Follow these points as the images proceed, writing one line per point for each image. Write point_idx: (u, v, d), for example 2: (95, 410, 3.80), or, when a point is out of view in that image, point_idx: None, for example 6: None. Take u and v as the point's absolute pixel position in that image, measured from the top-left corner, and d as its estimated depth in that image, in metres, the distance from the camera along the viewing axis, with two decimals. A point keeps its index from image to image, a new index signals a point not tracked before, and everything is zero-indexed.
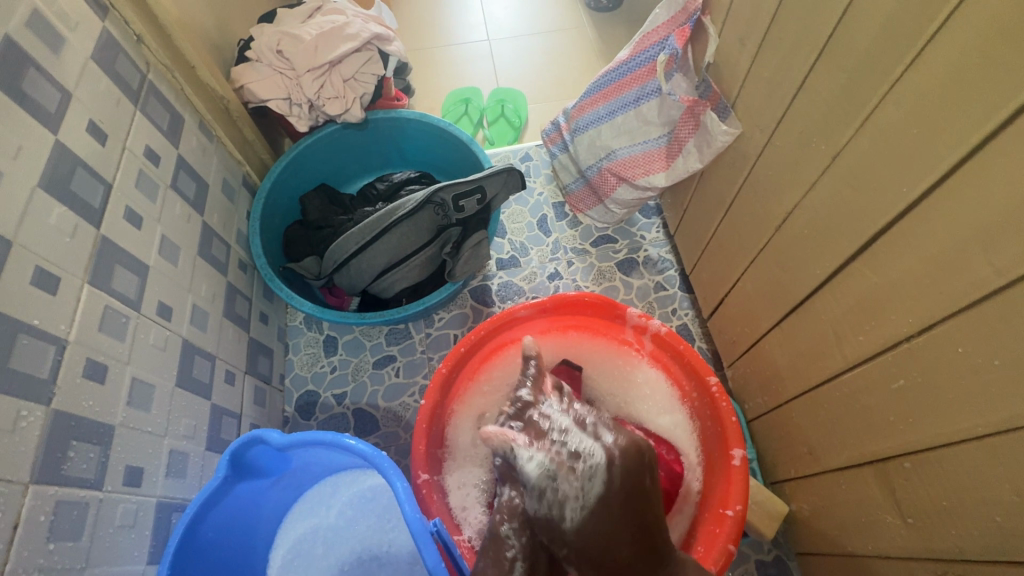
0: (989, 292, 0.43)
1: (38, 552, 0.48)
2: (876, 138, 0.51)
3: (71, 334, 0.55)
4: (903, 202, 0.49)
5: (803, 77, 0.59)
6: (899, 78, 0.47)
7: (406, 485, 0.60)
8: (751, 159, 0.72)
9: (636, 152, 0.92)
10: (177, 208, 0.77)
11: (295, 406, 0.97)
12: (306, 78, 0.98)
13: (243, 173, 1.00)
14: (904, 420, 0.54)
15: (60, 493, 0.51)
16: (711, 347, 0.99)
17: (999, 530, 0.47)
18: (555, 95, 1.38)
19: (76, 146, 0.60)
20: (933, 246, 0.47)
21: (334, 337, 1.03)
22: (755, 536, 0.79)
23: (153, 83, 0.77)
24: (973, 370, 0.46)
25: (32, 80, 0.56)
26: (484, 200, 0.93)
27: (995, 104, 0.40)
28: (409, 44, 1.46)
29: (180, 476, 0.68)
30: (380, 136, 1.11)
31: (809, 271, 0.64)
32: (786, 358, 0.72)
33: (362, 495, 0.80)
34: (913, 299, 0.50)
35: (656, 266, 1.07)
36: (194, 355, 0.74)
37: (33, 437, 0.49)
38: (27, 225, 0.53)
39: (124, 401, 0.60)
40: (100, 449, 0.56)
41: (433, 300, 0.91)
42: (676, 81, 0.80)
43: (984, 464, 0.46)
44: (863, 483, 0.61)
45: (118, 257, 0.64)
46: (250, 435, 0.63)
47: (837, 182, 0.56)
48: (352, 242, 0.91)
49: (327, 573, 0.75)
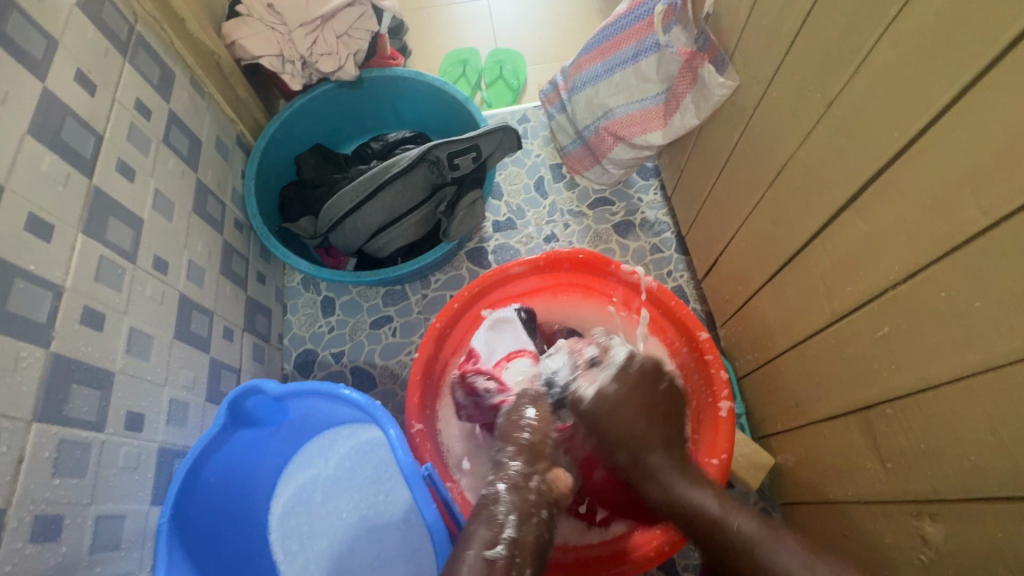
0: (973, 235, 0.43)
1: (43, 486, 0.50)
2: (870, 83, 0.50)
3: (67, 281, 0.56)
4: (894, 147, 0.49)
5: (801, 23, 0.58)
6: (898, 16, 0.46)
7: (398, 432, 0.63)
8: (748, 113, 0.71)
9: (633, 110, 0.90)
10: (170, 163, 0.77)
11: (294, 364, 0.99)
12: (298, 33, 0.96)
13: (236, 132, 0.99)
14: (887, 367, 0.55)
15: (63, 432, 0.52)
16: (706, 309, 1.00)
17: (973, 470, 0.48)
18: (554, 56, 1.35)
19: (65, 97, 0.60)
20: (921, 190, 0.47)
21: (332, 297, 1.03)
22: (741, 488, 0.81)
23: (142, 35, 0.75)
24: (955, 314, 0.46)
25: (16, 26, 0.55)
26: (480, 159, 0.92)
27: (989, 40, 0.39)
28: (406, 2, 1.42)
29: (181, 424, 0.70)
30: (374, 95, 1.09)
31: (800, 224, 0.64)
32: (777, 314, 0.73)
33: (359, 447, 0.82)
34: (901, 245, 0.50)
35: (653, 229, 1.06)
36: (192, 310, 0.76)
37: (34, 377, 0.51)
38: (20, 171, 0.53)
39: (123, 349, 0.62)
40: (100, 393, 0.58)
41: (429, 259, 0.91)
42: (674, 33, 0.77)
43: (962, 406, 0.48)
44: (846, 432, 0.63)
45: (112, 209, 0.64)
46: (247, 385, 0.65)
47: (831, 132, 0.56)
48: (347, 201, 0.92)
49: (326, 520, 0.79)
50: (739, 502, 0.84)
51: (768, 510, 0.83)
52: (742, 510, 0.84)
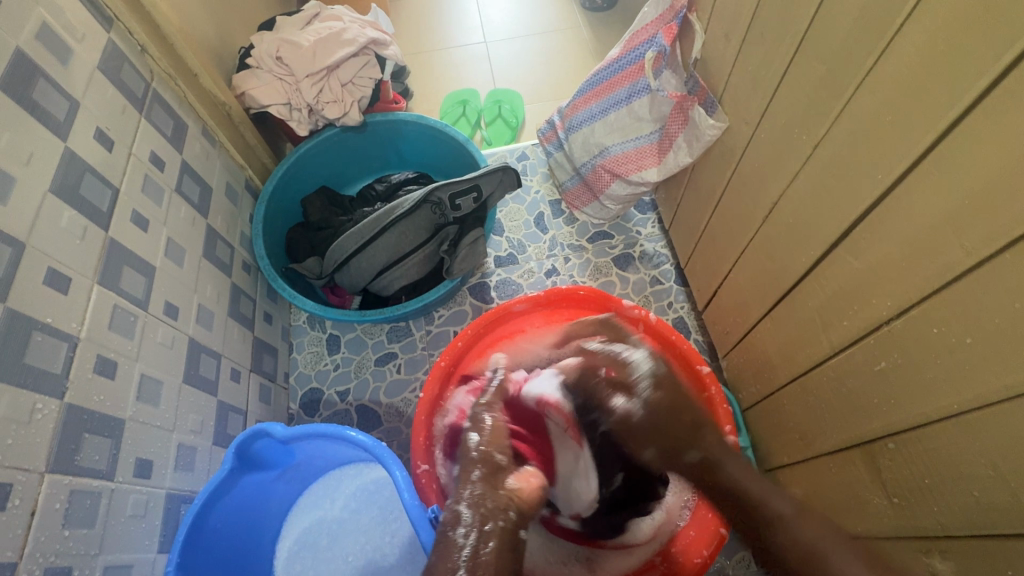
0: (961, 273, 0.45)
1: (54, 538, 0.50)
2: (851, 128, 0.52)
3: (82, 332, 0.57)
4: (879, 188, 0.51)
5: (785, 69, 0.61)
6: (874, 67, 0.48)
7: (405, 474, 0.64)
8: (738, 152, 0.74)
9: (628, 148, 0.93)
10: (183, 211, 0.79)
11: (300, 404, 0.99)
12: (305, 83, 1.00)
13: (245, 177, 1.02)
14: (887, 401, 0.56)
15: (74, 482, 0.53)
16: (707, 340, 1.01)
17: (978, 505, 0.49)
18: (551, 94, 1.40)
19: (84, 153, 0.63)
20: (907, 230, 0.49)
21: (337, 335, 1.05)
22: (751, 523, 0.80)
23: (158, 91, 0.79)
24: (950, 349, 0.47)
25: (41, 90, 0.58)
26: (481, 199, 0.95)
27: (960, 91, 0.41)
28: (407, 48, 1.48)
29: (188, 469, 0.70)
30: (377, 138, 1.13)
31: (795, 260, 0.65)
32: (776, 348, 0.74)
33: (365, 488, 0.82)
34: (893, 282, 0.52)
35: (652, 261, 1.08)
36: (200, 353, 0.77)
37: (49, 428, 0.52)
38: (40, 228, 0.55)
39: (134, 396, 0.63)
40: (111, 442, 0.58)
41: (432, 297, 0.93)
42: (664, 78, 0.81)
43: (964, 439, 0.48)
44: (851, 466, 0.63)
45: (127, 258, 0.66)
46: (255, 428, 0.66)
47: (818, 173, 0.58)
48: (352, 242, 0.94)
49: (333, 563, 0.77)
50: None
51: None
52: None
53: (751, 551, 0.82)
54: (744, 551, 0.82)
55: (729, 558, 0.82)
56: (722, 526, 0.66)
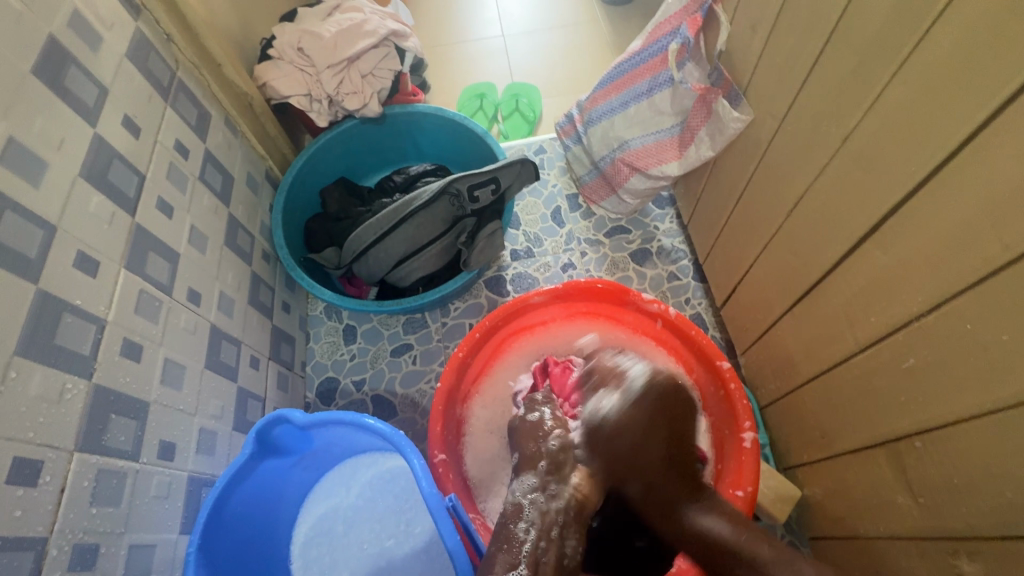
0: (997, 268, 0.44)
1: (82, 515, 0.52)
2: (883, 120, 0.51)
3: (109, 315, 0.58)
4: (912, 181, 0.49)
5: (815, 60, 0.60)
6: (910, 56, 0.47)
7: (422, 463, 0.64)
8: (763, 145, 0.73)
9: (648, 142, 0.92)
10: (205, 199, 0.80)
11: (316, 392, 1.00)
12: (325, 74, 1.00)
13: (266, 167, 1.03)
14: (916, 400, 0.55)
15: (101, 462, 0.54)
16: (725, 337, 1.00)
17: (1010, 507, 0.48)
18: (570, 88, 1.39)
19: (112, 140, 0.64)
20: (942, 223, 0.47)
21: (353, 325, 1.05)
22: (769, 521, 0.79)
23: (183, 80, 0.80)
24: (983, 347, 0.47)
25: (72, 77, 0.59)
26: (499, 191, 0.95)
27: (1003, 80, 0.40)
28: (425, 40, 1.48)
29: (209, 453, 0.71)
30: (396, 130, 1.13)
31: (820, 255, 0.64)
32: (798, 344, 0.73)
33: (381, 476, 0.82)
34: (923, 278, 0.51)
35: (670, 256, 1.07)
36: (221, 340, 0.78)
37: (77, 408, 0.53)
38: (71, 212, 0.56)
39: (158, 380, 0.64)
40: (136, 423, 0.59)
41: (450, 289, 0.93)
42: (688, 70, 0.80)
43: (1000, 439, 0.47)
44: (874, 464, 0.62)
45: (152, 245, 0.67)
46: (275, 415, 0.66)
47: (847, 166, 0.57)
48: (371, 233, 0.94)
49: (347, 551, 0.78)
50: None
51: (797, 544, 0.81)
52: None
53: None
54: None
55: None
56: None
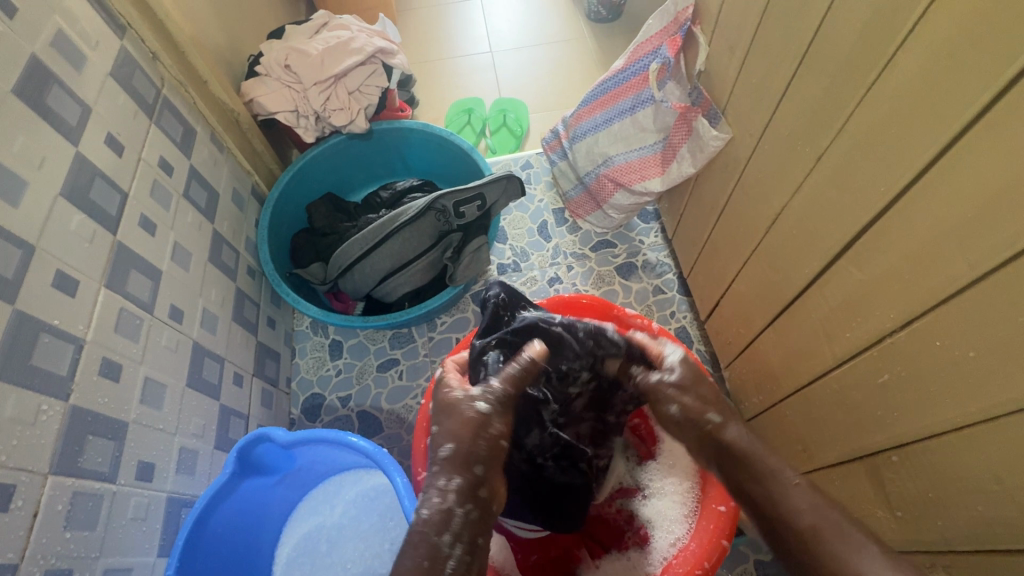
0: (963, 287, 0.45)
1: (56, 539, 0.51)
2: (853, 141, 0.53)
3: (88, 334, 0.58)
4: (882, 202, 0.51)
5: (789, 80, 0.61)
6: (875, 81, 0.49)
7: (406, 481, 0.65)
8: (741, 163, 0.74)
9: (632, 158, 0.94)
10: (190, 216, 0.80)
11: (301, 409, 0.99)
12: (312, 91, 1.01)
13: (251, 183, 1.03)
14: (890, 414, 0.56)
15: (77, 483, 0.54)
16: (709, 350, 1.01)
17: (982, 520, 0.49)
18: (556, 104, 1.41)
19: (94, 158, 0.63)
20: (910, 241, 0.49)
21: (339, 340, 1.05)
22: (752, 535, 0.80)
23: (168, 97, 0.80)
24: (952, 362, 0.48)
25: (54, 96, 0.59)
26: (484, 207, 0.95)
27: (964, 106, 0.42)
28: (414, 56, 1.50)
29: (190, 473, 0.70)
30: (383, 146, 1.14)
31: (797, 271, 0.65)
32: (779, 358, 0.74)
33: (365, 494, 0.81)
34: (893, 294, 0.52)
35: (655, 270, 1.08)
36: (204, 357, 0.77)
37: (53, 429, 0.52)
38: (50, 231, 0.56)
39: (137, 399, 0.63)
40: (114, 444, 0.59)
41: (435, 304, 0.93)
42: (668, 88, 0.82)
43: (969, 452, 0.48)
44: (854, 478, 0.63)
45: (134, 262, 0.67)
46: (256, 433, 0.66)
47: (821, 184, 0.58)
48: (357, 248, 0.95)
49: (330, 570, 0.76)
50: (752, 551, 0.82)
51: None
52: (756, 558, 0.82)
53: (753, 563, 0.82)
54: (746, 563, 0.82)
55: (730, 570, 0.82)
56: (723, 538, 0.63)
